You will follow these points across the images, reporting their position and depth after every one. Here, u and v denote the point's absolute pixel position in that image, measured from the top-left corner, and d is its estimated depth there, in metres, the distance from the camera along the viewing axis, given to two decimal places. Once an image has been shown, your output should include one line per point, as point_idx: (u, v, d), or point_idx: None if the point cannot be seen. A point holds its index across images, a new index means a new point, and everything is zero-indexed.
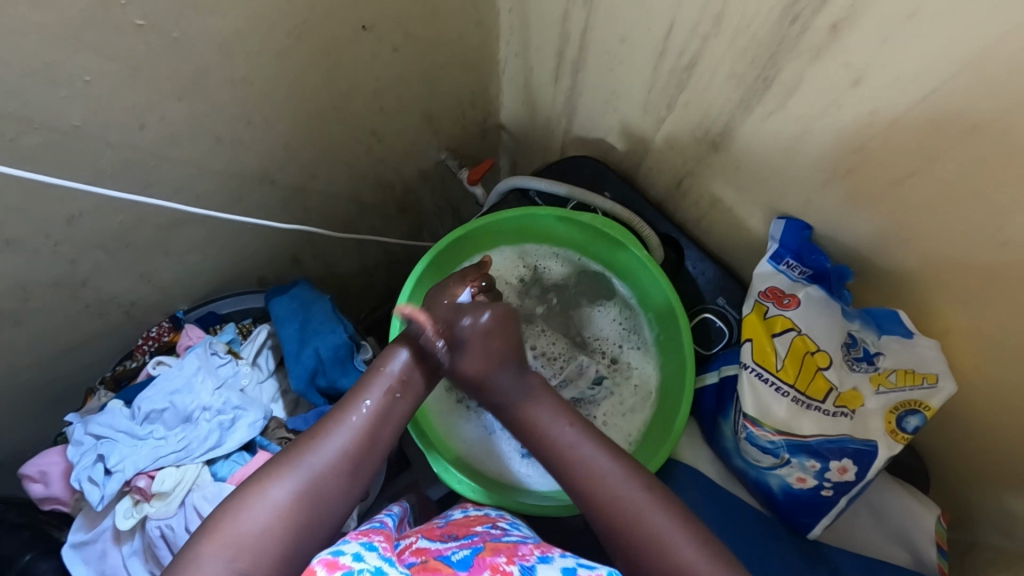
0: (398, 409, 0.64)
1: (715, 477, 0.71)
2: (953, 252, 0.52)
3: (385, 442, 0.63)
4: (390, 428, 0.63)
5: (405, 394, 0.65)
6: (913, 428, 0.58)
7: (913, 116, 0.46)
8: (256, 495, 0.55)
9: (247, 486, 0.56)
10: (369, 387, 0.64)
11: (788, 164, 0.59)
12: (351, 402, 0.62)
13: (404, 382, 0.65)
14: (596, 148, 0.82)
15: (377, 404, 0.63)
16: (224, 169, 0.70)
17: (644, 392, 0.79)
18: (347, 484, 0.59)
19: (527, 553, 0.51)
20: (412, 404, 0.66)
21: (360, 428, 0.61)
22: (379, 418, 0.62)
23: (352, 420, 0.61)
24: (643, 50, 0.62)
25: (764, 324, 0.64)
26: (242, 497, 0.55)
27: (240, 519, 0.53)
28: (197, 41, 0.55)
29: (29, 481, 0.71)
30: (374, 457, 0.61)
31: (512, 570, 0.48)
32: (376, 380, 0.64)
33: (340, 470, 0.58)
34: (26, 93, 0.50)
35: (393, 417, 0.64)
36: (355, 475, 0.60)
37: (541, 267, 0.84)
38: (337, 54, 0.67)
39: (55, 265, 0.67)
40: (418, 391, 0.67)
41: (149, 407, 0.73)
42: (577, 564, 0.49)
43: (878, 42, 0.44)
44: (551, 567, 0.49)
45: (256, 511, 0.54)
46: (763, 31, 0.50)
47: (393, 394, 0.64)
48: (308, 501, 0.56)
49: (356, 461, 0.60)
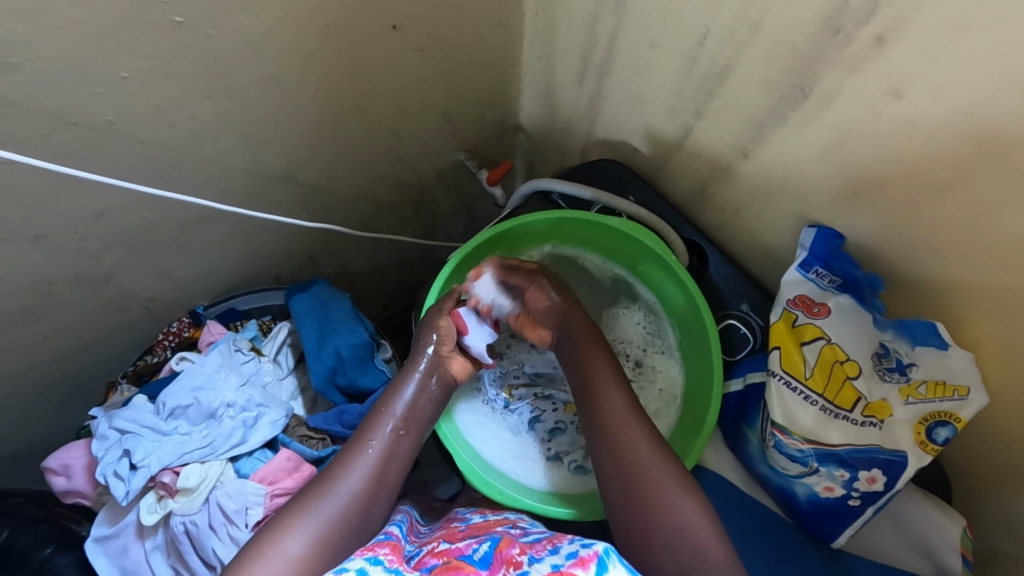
0: (402, 446, 0.65)
1: (738, 483, 0.71)
2: (987, 264, 0.52)
3: (392, 480, 0.63)
4: (395, 467, 0.64)
5: (408, 431, 0.67)
6: (943, 440, 0.58)
7: (952, 128, 0.46)
8: (269, 545, 0.54)
9: (260, 535, 0.56)
10: (374, 428, 0.65)
11: (817, 173, 0.59)
12: (356, 445, 0.63)
13: (407, 420, 0.67)
14: (618, 152, 0.82)
15: (382, 443, 0.64)
16: (249, 167, 0.70)
17: (669, 397, 0.79)
18: (358, 527, 0.59)
19: (541, 545, 0.51)
20: (416, 439, 0.67)
21: (368, 469, 0.62)
22: (385, 456, 0.63)
23: (359, 462, 0.62)
24: (673, 56, 0.62)
25: (792, 332, 0.64)
26: (255, 549, 0.54)
27: (255, 573, 0.52)
28: (232, 41, 0.56)
29: (51, 474, 0.72)
30: (383, 495, 0.62)
31: (523, 560, 0.48)
32: (379, 421, 0.65)
33: (352, 513, 0.59)
34: (62, 89, 0.50)
35: (400, 455, 0.65)
36: (366, 516, 0.60)
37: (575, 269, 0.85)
38: (366, 54, 0.67)
39: (81, 261, 0.67)
40: (421, 427, 0.68)
41: (174, 403, 0.72)
42: (580, 547, 0.48)
43: (922, 55, 0.44)
44: (557, 556, 0.47)
45: (271, 562, 0.53)
46: (801, 40, 0.50)
47: (396, 432, 0.65)
48: (322, 548, 0.56)
49: (366, 501, 0.60)
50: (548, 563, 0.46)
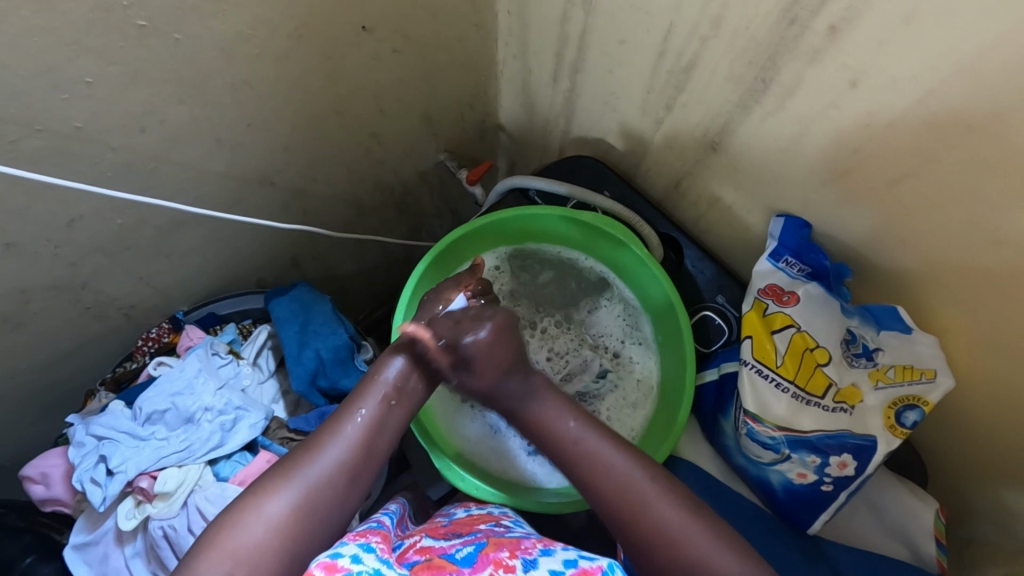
0: (393, 417, 0.64)
1: (717, 474, 0.71)
2: (950, 251, 0.53)
3: (381, 451, 0.62)
4: (385, 437, 0.63)
5: (400, 401, 0.65)
6: (912, 423, 0.58)
7: (909, 118, 0.47)
8: (252, 507, 0.54)
9: (245, 497, 0.56)
10: (365, 396, 0.63)
11: (785, 165, 0.59)
12: (347, 412, 0.62)
13: (399, 390, 0.65)
14: (595, 148, 0.83)
15: (372, 412, 0.63)
16: (226, 172, 0.70)
17: (646, 387, 0.80)
18: (344, 496, 0.58)
19: (530, 548, 0.51)
20: (408, 410, 0.66)
21: (356, 438, 0.61)
22: (374, 427, 0.62)
23: (346, 431, 0.61)
24: (642, 52, 0.62)
25: (763, 322, 0.64)
26: (239, 511, 0.54)
27: (237, 534, 0.52)
28: (198, 44, 0.56)
29: (30, 483, 0.71)
30: (371, 465, 0.61)
31: (516, 565, 0.48)
32: (371, 390, 0.64)
33: (337, 481, 0.58)
34: (26, 96, 0.50)
35: (389, 426, 0.64)
36: (352, 486, 0.59)
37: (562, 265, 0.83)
38: (338, 57, 0.68)
39: (56, 268, 0.67)
40: (413, 399, 0.66)
41: (150, 408, 0.73)
42: (577, 556, 0.49)
43: (876, 44, 0.44)
44: (552, 559, 0.48)
45: (254, 524, 0.53)
46: (762, 33, 0.50)
47: (388, 402, 0.64)
48: (304, 514, 0.55)
49: (352, 472, 0.59)
50: (545, 569, 0.47)
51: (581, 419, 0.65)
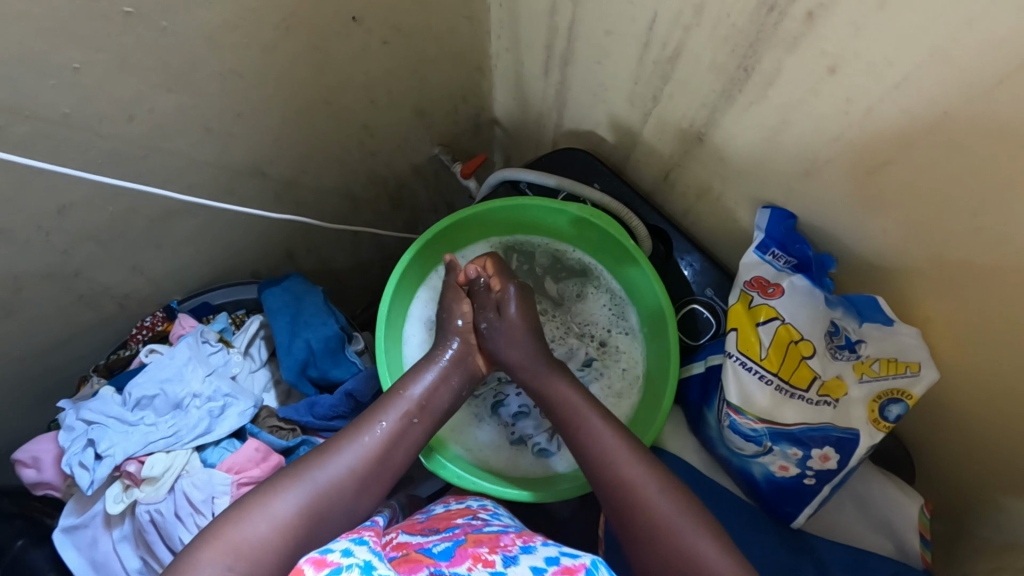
0: (411, 434, 0.65)
1: (701, 466, 0.71)
2: (934, 243, 0.53)
3: (395, 466, 0.63)
4: (401, 453, 0.63)
5: (421, 420, 0.66)
6: (895, 417, 0.59)
7: (887, 107, 0.47)
8: (261, 502, 0.54)
9: (252, 494, 0.56)
10: (389, 408, 0.65)
11: (770, 157, 0.59)
12: (367, 421, 0.63)
13: (422, 408, 0.67)
14: (586, 141, 0.82)
15: (392, 426, 0.63)
16: (215, 162, 0.71)
17: (630, 376, 0.80)
18: (350, 505, 0.58)
19: (509, 544, 0.50)
20: (427, 430, 0.67)
21: (373, 448, 0.61)
22: (391, 441, 0.63)
23: (364, 439, 0.61)
24: (629, 42, 0.62)
25: (748, 313, 0.64)
26: (247, 505, 0.54)
27: (241, 527, 0.52)
28: (186, 33, 0.56)
29: (21, 466, 0.72)
30: (382, 479, 0.61)
31: (494, 560, 0.47)
32: (395, 403, 0.65)
33: (347, 488, 0.59)
34: (14, 82, 0.51)
35: (407, 441, 0.64)
36: (361, 494, 0.59)
37: (555, 252, 0.83)
38: (327, 47, 0.68)
39: (48, 255, 0.67)
40: (434, 418, 0.68)
41: (140, 394, 0.74)
42: (560, 553, 0.47)
43: (852, 30, 0.44)
44: (534, 557, 0.47)
45: (259, 519, 0.53)
46: (743, 21, 0.50)
47: (409, 419, 0.65)
48: (310, 517, 0.56)
49: (363, 482, 0.60)
50: (528, 566, 0.45)
51: (568, 410, 0.65)
